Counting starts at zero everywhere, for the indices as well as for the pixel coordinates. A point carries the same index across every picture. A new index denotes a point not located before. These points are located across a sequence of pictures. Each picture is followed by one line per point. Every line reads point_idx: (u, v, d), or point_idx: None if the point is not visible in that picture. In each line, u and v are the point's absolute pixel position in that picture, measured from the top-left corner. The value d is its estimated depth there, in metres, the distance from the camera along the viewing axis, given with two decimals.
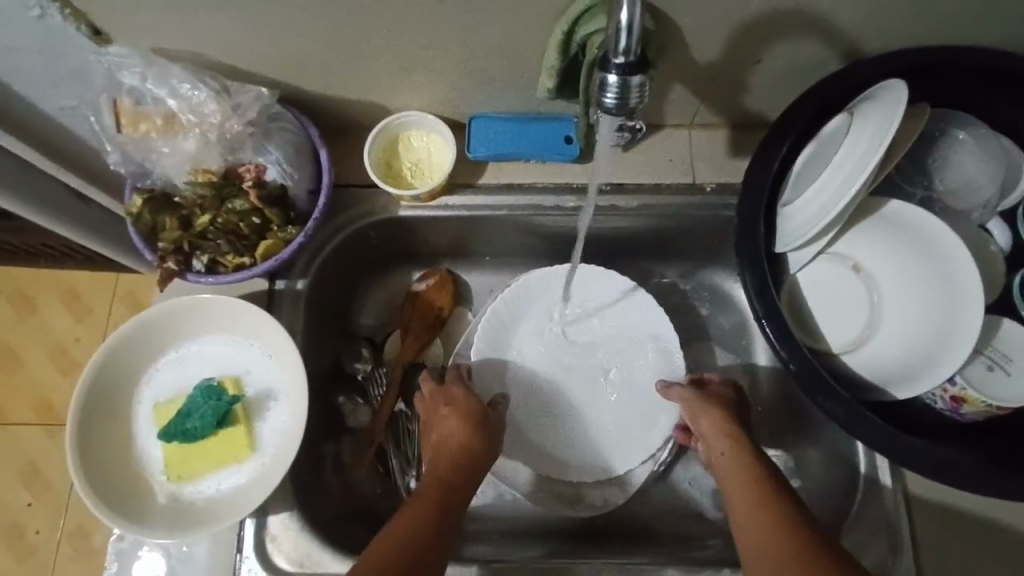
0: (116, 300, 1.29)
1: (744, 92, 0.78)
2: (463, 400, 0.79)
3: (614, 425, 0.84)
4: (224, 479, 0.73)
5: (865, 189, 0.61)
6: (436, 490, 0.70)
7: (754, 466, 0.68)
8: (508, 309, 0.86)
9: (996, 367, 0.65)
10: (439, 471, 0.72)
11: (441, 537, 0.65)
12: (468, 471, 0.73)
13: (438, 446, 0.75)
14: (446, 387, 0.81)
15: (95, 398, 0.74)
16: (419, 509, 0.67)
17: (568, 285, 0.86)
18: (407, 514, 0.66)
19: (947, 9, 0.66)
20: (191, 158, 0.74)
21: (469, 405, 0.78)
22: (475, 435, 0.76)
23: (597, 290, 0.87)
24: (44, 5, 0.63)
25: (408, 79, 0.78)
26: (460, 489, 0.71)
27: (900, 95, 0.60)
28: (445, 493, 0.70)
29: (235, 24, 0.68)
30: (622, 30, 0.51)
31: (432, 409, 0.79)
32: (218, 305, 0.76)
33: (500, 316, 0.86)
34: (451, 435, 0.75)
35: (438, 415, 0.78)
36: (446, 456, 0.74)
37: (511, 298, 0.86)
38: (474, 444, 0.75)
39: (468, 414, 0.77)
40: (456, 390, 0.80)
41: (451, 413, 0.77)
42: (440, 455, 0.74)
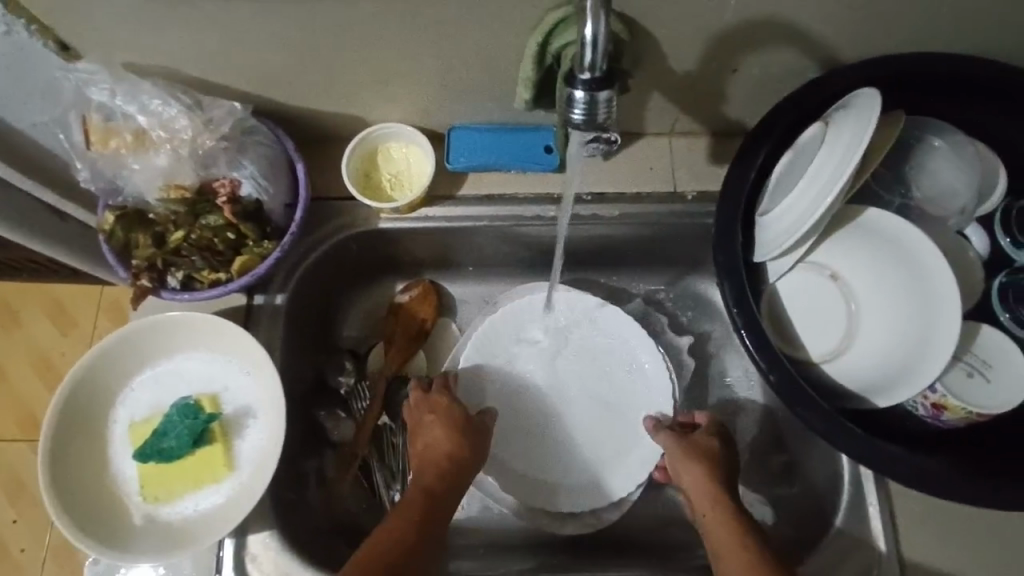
0: (101, 314, 1.27)
1: (722, 100, 0.78)
2: (448, 410, 0.77)
3: (600, 436, 0.84)
4: (201, 499, 0.72)
5: (841, 197, 0.61)
6: (418, 497, 0.70)
7: (739, 531, 0.65)
8: (495, 325, 0.86)
9: (976, 373, 0.64)
10: (422, 478, 0.72)
11: (421, 547, 0.65)
12: (452, 480, 0.72)
13: (421, 453, 0.74)
14: (432, 395, 0.79)
15: (69, 418, 0.72)
16: (401, 519, 0.67)
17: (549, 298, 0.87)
18: (389, 525, 0.66)
19: (920, 16, 0.66)
20: (163, 174, 0.73)
21: (452, 415, 0.77)
22: (461, 445, 0.74)
23: (578, 301, 0.87)
24: (9, 22, 0.63)
25: (384, 92, 0.77)
26: (441, 496, 0.71)
27: (873, 104, 0.60)
28: (427, 501, 0.69)
29: (206, 39, 0.68)
30: (587, 45, 0.51)
31: (418, 418, 0.77)
32: (196, 322, 0.75)
33: (486, 332, 0.86)
34: (437, 444, 0.74)
35: (422, 422, 0.77)
36: (428, 463, 0.73)
37: (498, 314, 0.87)
38: (462, 452, 0.74)
39: (453, 423, 0.76)
40: (441, 398, 0.79)
41: (436, 422, 0.76)
42: (423, 460, 0.73)
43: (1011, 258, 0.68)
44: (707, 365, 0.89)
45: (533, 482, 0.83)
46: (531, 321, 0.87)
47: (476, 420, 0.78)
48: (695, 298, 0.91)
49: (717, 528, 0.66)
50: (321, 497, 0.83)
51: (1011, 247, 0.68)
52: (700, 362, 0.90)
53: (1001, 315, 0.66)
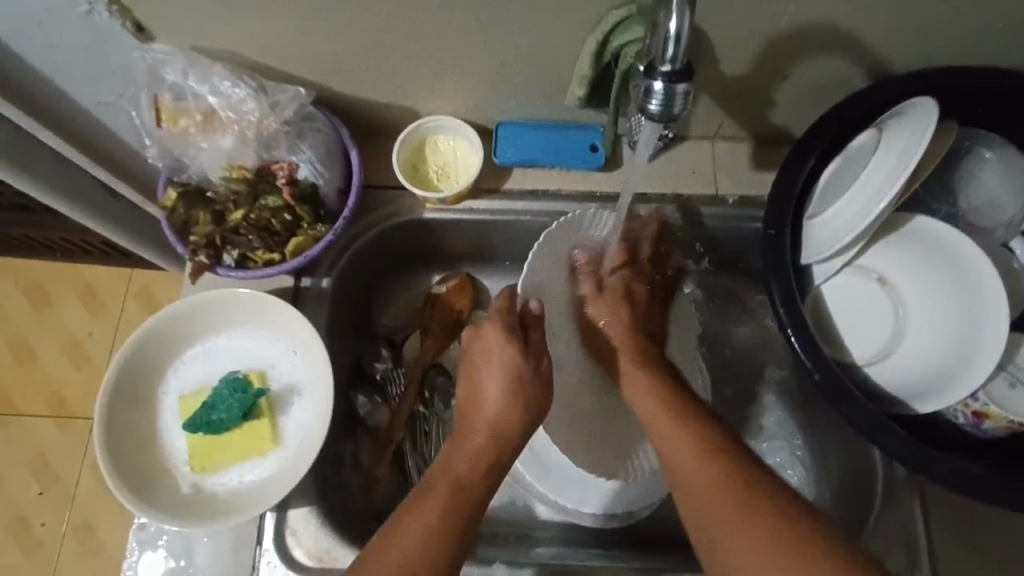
0: (129, 296, 1.30)
1: (769, 106, 0.79)
2: (515, 364, 0.71)
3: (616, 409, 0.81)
4: (248, 471, 0.74)
5: (894, 204, 0.62)
6: (470, 480, 0.65)
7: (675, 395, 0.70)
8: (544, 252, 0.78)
9: (1018, 383, 0.65)
10: (465, 463, 0.66)
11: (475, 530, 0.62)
12: (496, 464, 0.67)
13: (479, 426, 0.69)
14: (484, 334, 0.73)
15: (123, 388, 0.74)
16: (442, 499, 0.62)
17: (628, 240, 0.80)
18: (420, 502, 0.62)
19: (974, 31, 0.67)
20: (227, 155, 0.76)
21: (514, 370, 0.70)
22: (528, 412, 0.70)
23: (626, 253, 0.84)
24: (93, 2, 0.65)
25: (439, 84, 0.79)
26: (487, 479, 0.66)
27: (929, 115, 0.61)
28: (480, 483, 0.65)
29: (278, 24, 0.70)
30: (670, 39, 0.52)
31: (477, 366, 0.73)
32: (247, 300, 0.77)
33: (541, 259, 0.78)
34: (492, 407, 0.69)
35: (486, 391, 0.71)
36: (481, 441, 0.68)
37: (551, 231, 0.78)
38: (513, 420, 0.69)
39: (518, 386, 0.70)
40: (511, 348, 0.71)
41: (496, 379, 0.70)
42: (472, 438, 0.68)
43: None
44: (735, 368, 0.90)
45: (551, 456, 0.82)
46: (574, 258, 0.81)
47: (540, 354, 0.73)
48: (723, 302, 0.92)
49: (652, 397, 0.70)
50: (357, 481, 0.85)
51: None
52: (731, 364, 0.90)
53: None
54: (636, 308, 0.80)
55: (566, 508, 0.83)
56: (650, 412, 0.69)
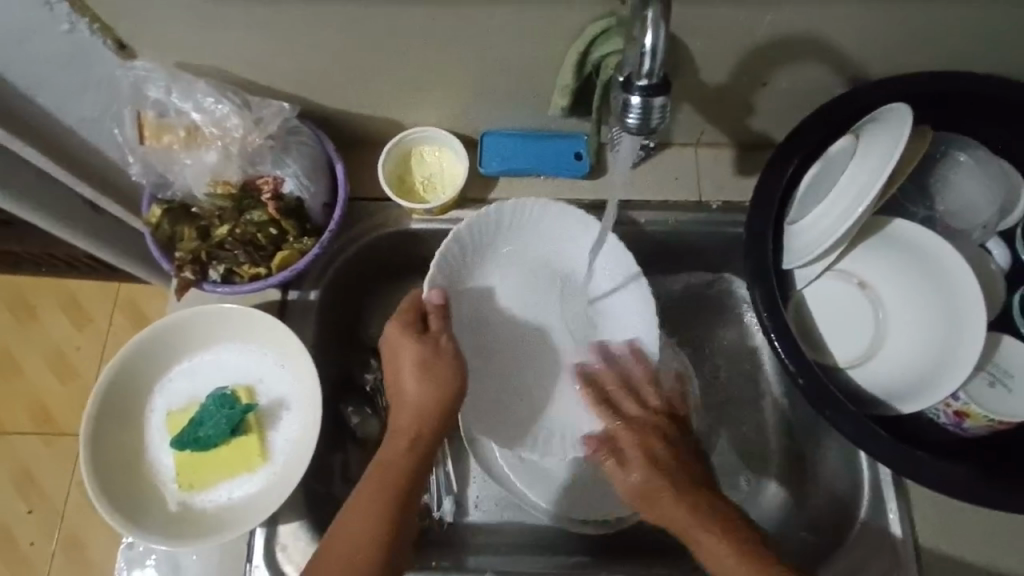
0: (117, 311, 1.29)
1: (750, 112, 0.80)
2: (418, 352, 0.71)
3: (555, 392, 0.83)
4: (236, 487, 0.74)
5: (871, 209, 0.63)
6: (394, 465, 0.67)
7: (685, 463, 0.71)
8: (469, 240, 0.81)
9: (998, 383, 0.66)
10: (393, 448, 0.68)
11: (407, 514, 0.66)
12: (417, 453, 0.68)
13: (402, 409, 0.70)
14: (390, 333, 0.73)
15: (109, 406, 0.74)
16: (374, 488, 0.65)
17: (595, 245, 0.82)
18: (361, 494, 0.65)
19: (947, 38, 0.69)
20: (211, 170, 0.76)
21: (416, 357, 0.70)
22: (439, 391, 0.70)
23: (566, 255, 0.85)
24: (74, 20, 0.65)
25: (424, 96, 0.80)
26: (420, 452, 0.68)
27: (904, 120, 0.62)
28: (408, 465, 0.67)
29: (261, 40, 0.70)
30: (646, 54, 0.53)
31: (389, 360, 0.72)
32: (233, 315, 0.77)
33: (464, 246, 0.81)
34: (404, 396, 0.70)
35: (400, 374, 0.70)
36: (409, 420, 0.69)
37: (485, 214, 0.81)
38: (426, 403, 0.69)
39: (423, 371, 0.70)
40: (410, 341, 0.71)
41: (404, 371, 0.70)
42: (400, 420, 0.69)
43: None
44: (722, 370, 0.91)
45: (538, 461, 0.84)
46: (506, 240, 0.84)
47: (438, 335, 0.72)
48: (714, 305, 0.93)
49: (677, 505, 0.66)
50: (347, 493, 0.85)
51: None
52: (716, 368, 0.92)
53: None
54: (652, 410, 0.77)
55: (577, 523, 0.81)
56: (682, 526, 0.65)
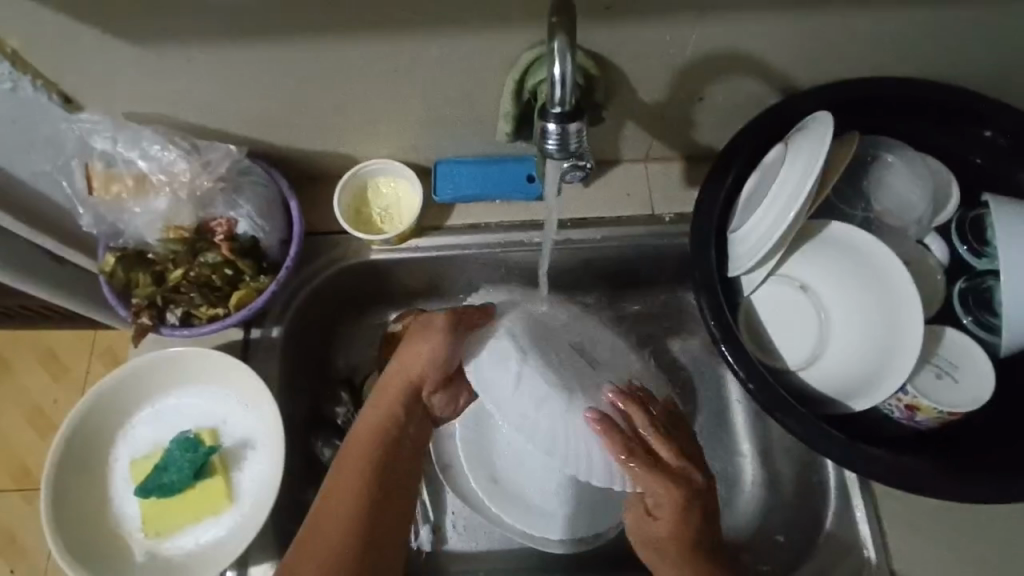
0: (94, 359, 1.28)
1: (693, 126, 0.82)
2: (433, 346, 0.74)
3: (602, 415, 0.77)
4: (203, 531, 0.73)
5: (803, 214, 0.65)
6: (378, 421, 0.72)
7: (690, 537, 0.69)
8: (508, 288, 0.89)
9: (944, 375, 0.68)
10: (373, 413, 0.73)
11: (391, 486, 0.69)
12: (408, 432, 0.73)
13: (386, 381, 0.75)
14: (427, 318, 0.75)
15: (71, 458, 0.74)
16: (360, 443, 0.70)
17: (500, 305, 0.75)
18: (339, 479, 0.68)
19: (867, 46, 0.72)
20: (163, 216, 0.77)
21: (427, 337, 0.74)
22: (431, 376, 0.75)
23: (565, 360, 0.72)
24: (15, 79, 0.68)
25: (373, 131, 0.81)
26: (407, 420, 0.74)
27: (827, 128, 0.65)
28: (385, 434, 0.71)
29: (206, 87, 0.72)
30: (556, 83, 0.55)
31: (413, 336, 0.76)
32: (193, 358, 0.77)
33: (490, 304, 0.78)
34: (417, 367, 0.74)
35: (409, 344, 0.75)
36: (394, 391, 0.74)
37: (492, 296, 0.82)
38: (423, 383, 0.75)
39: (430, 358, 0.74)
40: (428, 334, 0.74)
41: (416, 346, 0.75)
42: (386, 390, 0.74)
43: (970, 266, 0.72)
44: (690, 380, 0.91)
45: (511, 483, 0.85)
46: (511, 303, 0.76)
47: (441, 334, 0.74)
48: (680, 316, 0.93)
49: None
50: None
51: (971, 255, 0.71)
52: (685, 379, 0.92)
53: (964, 319, 0.71)
54: (699, 467, 0.72)
55: (553, 543, 0.82)
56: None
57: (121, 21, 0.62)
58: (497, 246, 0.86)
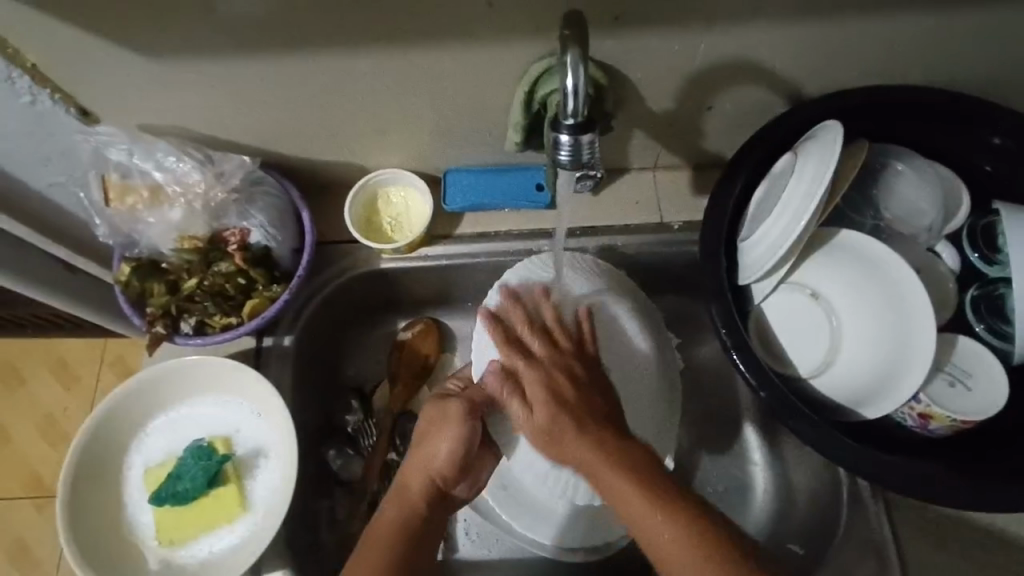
0: (104, 368, 1.29)
1: (701, 135, 0.83)
2: (458, 434, 0.69)
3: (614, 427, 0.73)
4: (217, 540, 0.74)
5: (814, 222, 0.65)
6: (394, 517, 0.68)
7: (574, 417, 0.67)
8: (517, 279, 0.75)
9: (957, 382, 0.67)
10: (391, 510, 0.69)
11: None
12: (427, 524, 0.70)
13: (405, 476, 0.71)
14: (444, 405, 0.71)
15: (86, 467, 0.74)
16: (377, 545, 0.66)
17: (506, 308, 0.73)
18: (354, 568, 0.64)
19: (876, 55, 0.72)
20: (177, 227, 0.78)
21: (450, 430, 0.70)
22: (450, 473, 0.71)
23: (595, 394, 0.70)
24: (34, 92, 0.68)
25: (383, 141, 0.82)
26: (429, 517, 0.70)
27: (837, 136, 0.65)
28: (404, 535, 0.67)
29: (219, 98, 0.73)
30: (569, 94, 0.55)
31: (430, 426, 0.71)
32: (206, 367, 0.77)
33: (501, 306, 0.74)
34: (433, 460, 0.70)
35: (423, 430, 0.72)
36: (415, 489, 0.70)
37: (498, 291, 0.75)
38: (444, 480, 0.71)
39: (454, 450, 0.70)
40: (450, 427, 0.70)
41: (435, 436, 0.70)
42: (404, 486, 0.70)
43: (982, 273, 0.71)
44: (699, 388, 0.92)
45: (522, 493, 0.81)
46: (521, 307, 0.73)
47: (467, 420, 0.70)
48: (688, 324, 0.94)
49: (614, 477, 0.64)
50: (333, 537, 0.85)
51: (982, 262, 0.71)
52: (694, 387, 0.92)
53: (977, 326, 0.71)
54: (562, 350, 0.71)
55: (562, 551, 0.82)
56: (618, 495, 0.64)
57: (139, 36, 0.63)
58: (506, 254, 0.87)
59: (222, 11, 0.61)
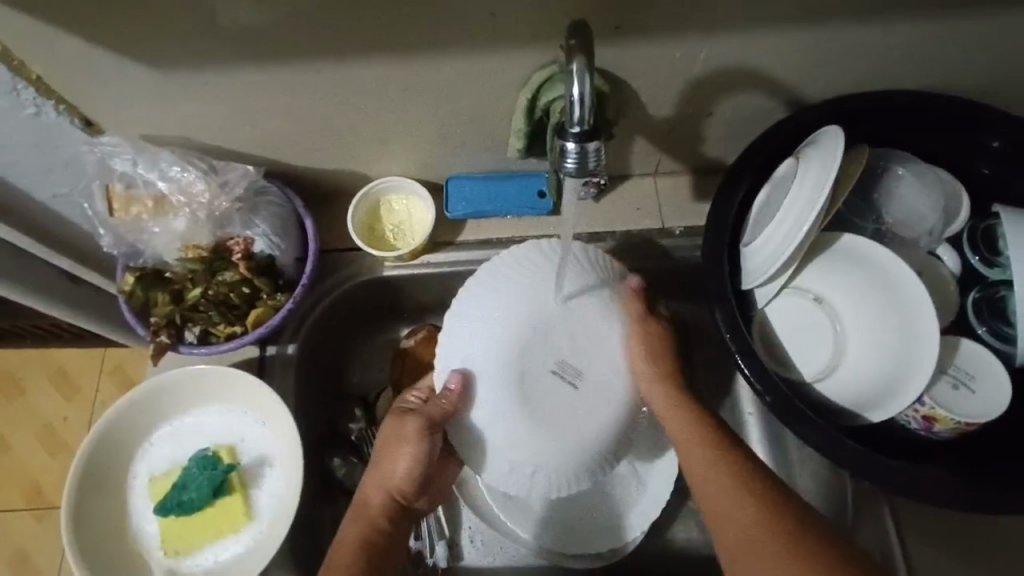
0: (104, 377, 1.28)
1: (701, 141, 0.83)
2: (417, 451, 0.71)
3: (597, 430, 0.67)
4: (222, 549, 0.74)
5: (816, 228, 0.65)
6: (357, 532, 0.68)
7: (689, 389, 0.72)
8: (490, 275, 0.71)
9: (961, 385, 0.68)
10: (353, 525, 0.69)
11: None
12: (392, 536, 0.70)
13: (367, 490, 0.73)
14: (402, 421, 0.73)
15: (90, 478, 0.74)
16: (341, 557, 0.66)
17: (474, 310, 0.69)
18: None
19: (874, 62, 0.73)
20: (180, 236, 0.78)
21: (409, 447, 0.71)
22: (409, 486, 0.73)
23: (565, 404, 0.66)
24: (39, 103, 0.69)
25: (386, 150, 0.82)
26: (391, 531, 0.71)
27: (838, 142, 0.65)
28: (369, 547, 0.67)
29: (224, 108, 0.73)
30: (576, 102, 0.55)
31: (390, 440, 0.73)
32: (210, 377, 0.77)
33: (471, 304, 0.70)
34: (391, 474, 0.73)
35: (382, 444, 0.74)
36: (375, 503, 0.72)
37: (462, 296, 0.71)
38: (403, 492, 0.73)
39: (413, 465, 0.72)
40: (410, 444, 0.71)
41: (395, 451, 0.72)
42: (365, 502, 0.72)
43: (982, 276, 0.72)
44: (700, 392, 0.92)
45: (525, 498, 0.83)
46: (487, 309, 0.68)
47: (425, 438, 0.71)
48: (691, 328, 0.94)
49: (701, 439, 0.67)
50: None
51: (984, 265, 0.72)
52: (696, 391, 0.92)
53: (979, 329, 0.71)
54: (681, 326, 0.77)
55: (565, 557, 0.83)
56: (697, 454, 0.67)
57: (145, 47, 0.63)
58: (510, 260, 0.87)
59: (227, 22, 0.61)
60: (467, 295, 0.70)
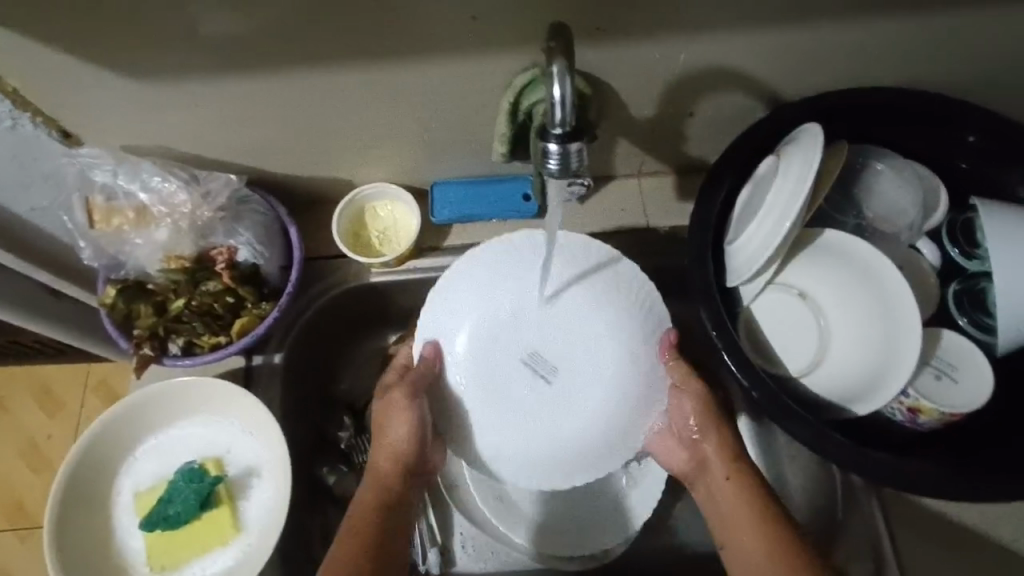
0: (89, 393, 1.26)
1: (684, 141, 0.84)
2: (406, 416, 0.73)
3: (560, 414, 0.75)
4: (211, 562, 0.73)
5: (798, 223, 0.66)
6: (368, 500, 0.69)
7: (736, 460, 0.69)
8: (475, 261, 0.77)
9: (943, 375, 0.69)
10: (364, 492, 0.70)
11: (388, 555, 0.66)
12: (400, 499, 0.71)
13: (376, 453, 0.74)
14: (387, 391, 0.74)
15: (73, 495, 0.73)
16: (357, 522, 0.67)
17: (456, 295, 0.77)
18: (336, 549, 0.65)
19: (851, 59, 0.74)
20: (163, 247, 0.77)
21: (396, 416, 0.73)
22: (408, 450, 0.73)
23: (526, 388, 0.75)
24: (16, 116, 0.68)
25: (370, 156, 0.82)
26: (401, 494, 0.72)
27: (817, 139, 0.66)
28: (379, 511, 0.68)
29: (205, 117, 0.72)
30: (557, 104, 0.56)
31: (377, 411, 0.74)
32: (195, 388, 0.76)
33: (454, 290, 0.77)
34: (388, 443, 0.73)
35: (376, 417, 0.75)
36: (383, 470, 0.72)
37: (447, 276, 0.77)
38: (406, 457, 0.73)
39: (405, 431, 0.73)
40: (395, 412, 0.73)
41: (384, 422, 0.73)
42: (375, 469, 0.72)
43: (962, 268, 0.73)
44: None
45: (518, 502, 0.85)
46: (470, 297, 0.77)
47: (409, 405, 0.73)
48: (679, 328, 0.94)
49: (749, 515, 0.65)
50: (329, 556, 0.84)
51: (963, 258, 0.73)
52: None
53: (960, 320, 0.73)
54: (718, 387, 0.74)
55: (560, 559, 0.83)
56: (741, 526, 0.65)
57: (123, 57, 0.63)
58: None
59: (206, 30, 0.61)
60: (449, 281, 0.77)
